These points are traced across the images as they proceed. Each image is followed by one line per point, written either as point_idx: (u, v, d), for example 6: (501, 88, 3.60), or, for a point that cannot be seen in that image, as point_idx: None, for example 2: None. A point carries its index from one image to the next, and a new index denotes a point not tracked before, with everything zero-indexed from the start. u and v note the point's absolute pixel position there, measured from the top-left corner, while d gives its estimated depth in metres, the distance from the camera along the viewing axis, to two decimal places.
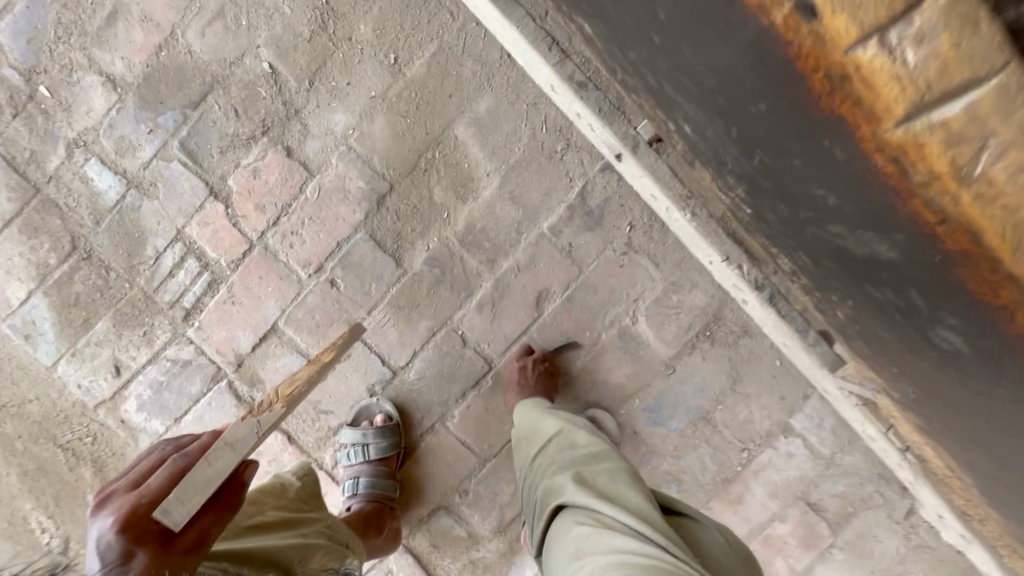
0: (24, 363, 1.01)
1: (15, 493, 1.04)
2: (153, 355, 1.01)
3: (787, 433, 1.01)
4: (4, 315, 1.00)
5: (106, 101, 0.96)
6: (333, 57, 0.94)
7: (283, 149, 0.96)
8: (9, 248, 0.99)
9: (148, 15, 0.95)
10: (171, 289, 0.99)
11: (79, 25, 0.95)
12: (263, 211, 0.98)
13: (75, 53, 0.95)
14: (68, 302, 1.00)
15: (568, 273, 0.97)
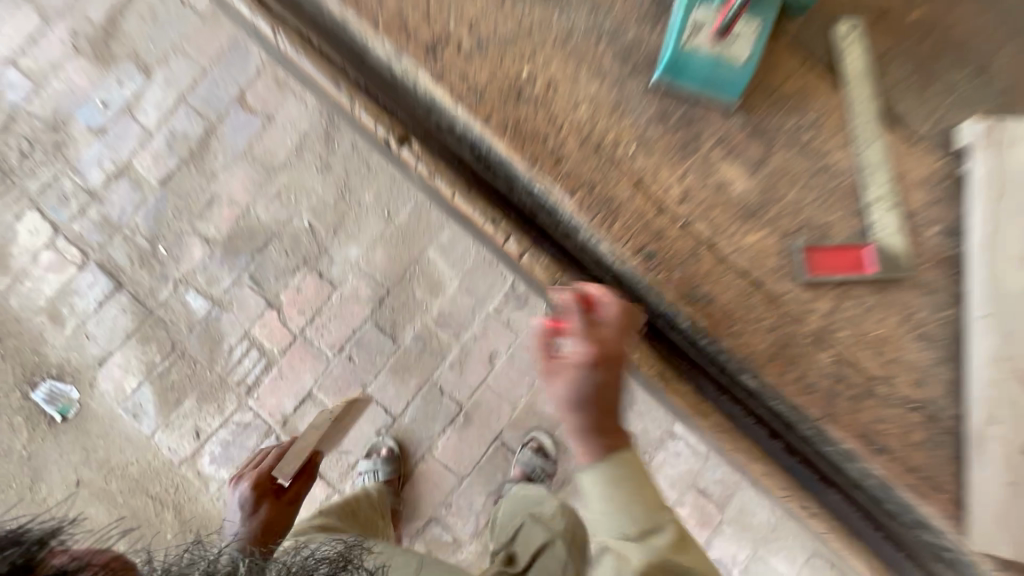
0: (130, 435, 1.43)
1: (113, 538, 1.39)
2: (223, 420, 1.43)
3: (673, 437, 1.43)
4: (120, 400, 1.44)
5: (202, 252, 1.49)
6: (348, 215, 1.50)
7: (317, 274, 1.48)
8: (128, 353, 1.46)
9: (232, 199, 1.51)
10: (239, 372, 1.45)
11: (188, 208, 1.51)
12: (303, 314, 1.47)
13: (184, 225, 1.50)
14: (166, 387, 1.44)
15: (509, 338, 1.46)
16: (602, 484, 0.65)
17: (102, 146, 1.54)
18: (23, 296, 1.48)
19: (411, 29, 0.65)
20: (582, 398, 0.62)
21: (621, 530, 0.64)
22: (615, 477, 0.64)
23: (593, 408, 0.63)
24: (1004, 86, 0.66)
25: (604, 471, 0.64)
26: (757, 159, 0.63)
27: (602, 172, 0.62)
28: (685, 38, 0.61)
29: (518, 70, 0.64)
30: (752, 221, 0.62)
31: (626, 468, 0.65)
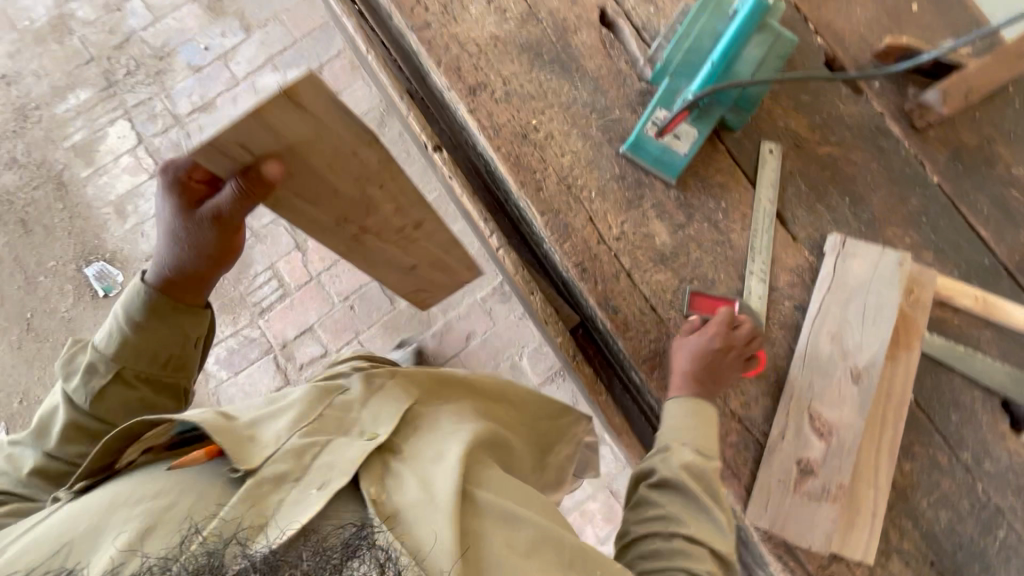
0: None
1: None
2: (234, 330, 1.69)
3: (602, 442, 1.66)
4: None
5: None
6: None
7: None
8: None
9: None
10: (257, 295, 1.71)
11: None
12: (323, 261, 1.73)
13: None
14: None
15: (487, 324, 1.70)
16: (683, 409, 0.79)
17: (194, 81, 1.80)
18: (97, 188, 1.75)
19: (461, 70, 0.90)
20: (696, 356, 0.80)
21: (682, 440, 0.77)
22: (691, 409, 0.78)
23: (699, 368, 0.79)
24: (870, 216, 0.91)
25: (689, 403, 0.79)
26: (678, 223, 0.88)
27: (567, 206, 0.88)
28: (645, 129, 0.86)
29: (528, 119, 0.89)
30: (662, 264, 0.87)
31: (699, 410, 0.78)
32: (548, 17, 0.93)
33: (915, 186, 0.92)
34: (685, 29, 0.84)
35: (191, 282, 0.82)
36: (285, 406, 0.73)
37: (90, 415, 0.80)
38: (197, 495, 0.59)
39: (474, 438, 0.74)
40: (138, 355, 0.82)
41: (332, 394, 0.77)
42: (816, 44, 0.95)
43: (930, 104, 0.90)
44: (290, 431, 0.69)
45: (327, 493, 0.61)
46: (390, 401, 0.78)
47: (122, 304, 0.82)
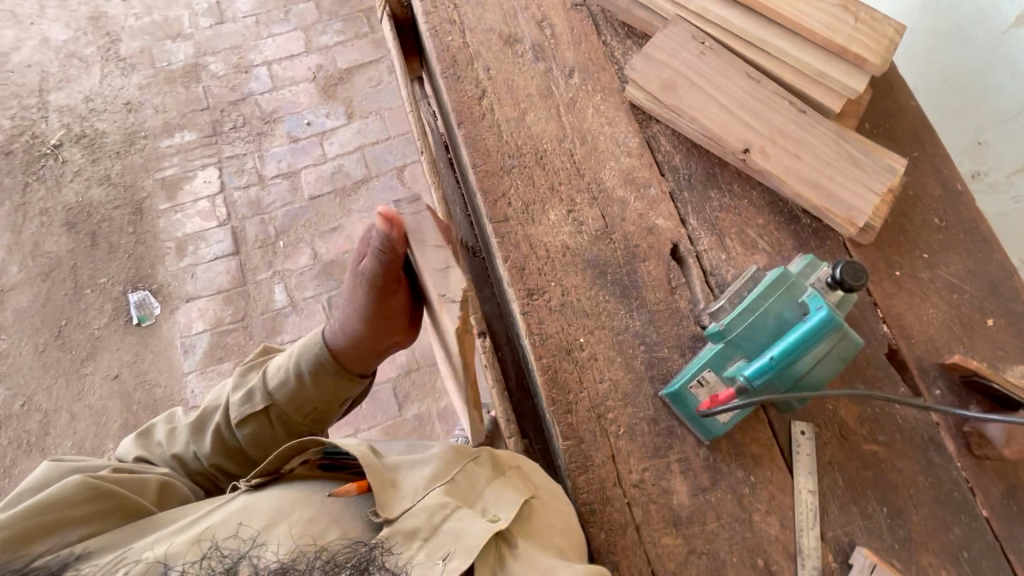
0: (173, 364, 1.71)
1: (109, 434, 1.64)
2: None
3: None
4: (182, 334, 1.74)
5: (306, 261, 1.82)
6: None
7: None
8: (210, 304, 1.77)
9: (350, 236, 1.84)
10: None
11: (317, 225, 1.86)
12: None
13: (307, 235, 1.84)
14: (219, 345, 1.73)
15: None
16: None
17: (287, 150, 1.94)
18: (169, 222, 1.85)
19: (524, 270, 0.92)
20: None
21: None
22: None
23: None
24: (907, 535, 0.85)
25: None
26: (701, 486, 0.84)
27: (592, 435, 0.85)
28: (689, 387, 0.84)
29: (575, 336, 0.90)
30: (675, 527, 0.82)
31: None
32: (621, 239, 0.95)
33: (961, 514, 0.86)
34: (752, 301, 0.82)
35: (350, 359, 1.00)
36: (430, 457, 0.84)
37: (235, 433, 0.96)
38: (341, 531, 0.75)
39: (590, 569, 0.70)
40: (291, 401, 0.98)
41: (469, 460, 0.84)
42: (880, 333, 0.94)
43: (991, 438, 0.86)
44: (426, 487, 0.79)
45: (448, 570, 0.69)
46: (513, 486, 0.81)
47: (298, 353, 0.99)
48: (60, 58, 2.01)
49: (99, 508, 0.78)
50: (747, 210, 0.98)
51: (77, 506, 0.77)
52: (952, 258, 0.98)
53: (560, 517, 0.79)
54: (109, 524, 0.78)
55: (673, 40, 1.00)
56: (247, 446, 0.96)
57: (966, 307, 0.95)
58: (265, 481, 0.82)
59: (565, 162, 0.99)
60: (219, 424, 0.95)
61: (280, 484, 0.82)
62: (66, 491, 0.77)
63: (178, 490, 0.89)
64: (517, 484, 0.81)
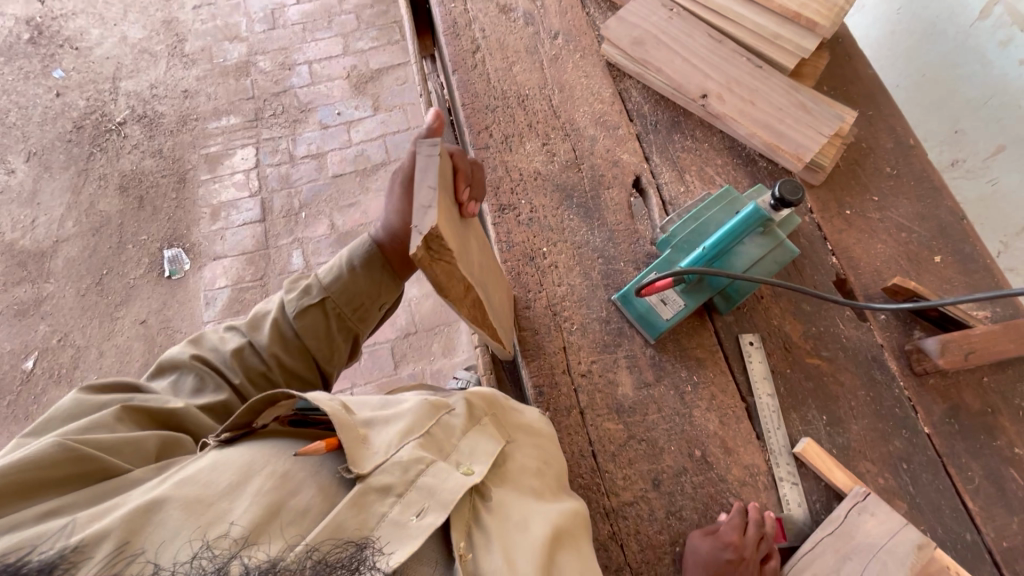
0: (195, 314, 1.87)
1: (130, 372, 1.78)
2: None
3: None
4: (206, 288, 1.91)
5: (324, 231, 1.99)
6: None
7: None
8: (234, 264, 1.95)
9: (365, 211, 2.02)
10: None
11: (337, 201, 2.04)
12: None
13: (327, 209, 2.02)
14: (238, 300, 1.89)
15: None
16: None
17: (318, 135, 2.15)
18: (207, 191, 2.06)
19: (499, 190, 1.04)
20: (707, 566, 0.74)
21: None
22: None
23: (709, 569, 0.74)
24: (846, 444, 0.87)
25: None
26: (645, 381, 0.90)
27: (547, 330, 0.93)
28: (635, 285, 0.92)
29: (539, 246, 0.99)
30: (617, 414, 0.88)
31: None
32: (589, 169, 1.06)
33: (903, 429, 0.89)
34: (697, 212, 0.92)
35: (397, 255, 1.01)
36: (402, 411, 0.76)
37: (290, 324, 0.95)
38: (317, 489, 0.66)
39: (560, 511, 0.73)
40: (344, 293, 0.98)
41: (443, 412, 0.78)
42: (829, 263, 1.00)
43: (928, 351, 0.89)
44: (400, 442, 0.71)
45: (426, 528, 0.63)
46: (489, 437, 0.77)
47: (348, 250, 1.00)
48: (135, 53, 2.33)
49: (74, 472, 0.64)
50: (707, 152, 1.08)
51: (48, 471, 0.63)
52: (901, 202, 1.04)
53: (531, 457, 0.79)
54: (69, 488, 0.64)
55: (645, 6, 1.14)
56: (304, 337, 0.95)
57: (914, 245, 1.01)
58: (232, 436, 0.72)
59: (543, 104, 1.12)
60: (278, 315, 0.94)
61: (252, 440, 0.72)
62: (41, 453, 0.63)
63: (183, 451, 0.76)
64: (490, 444, 0.77)
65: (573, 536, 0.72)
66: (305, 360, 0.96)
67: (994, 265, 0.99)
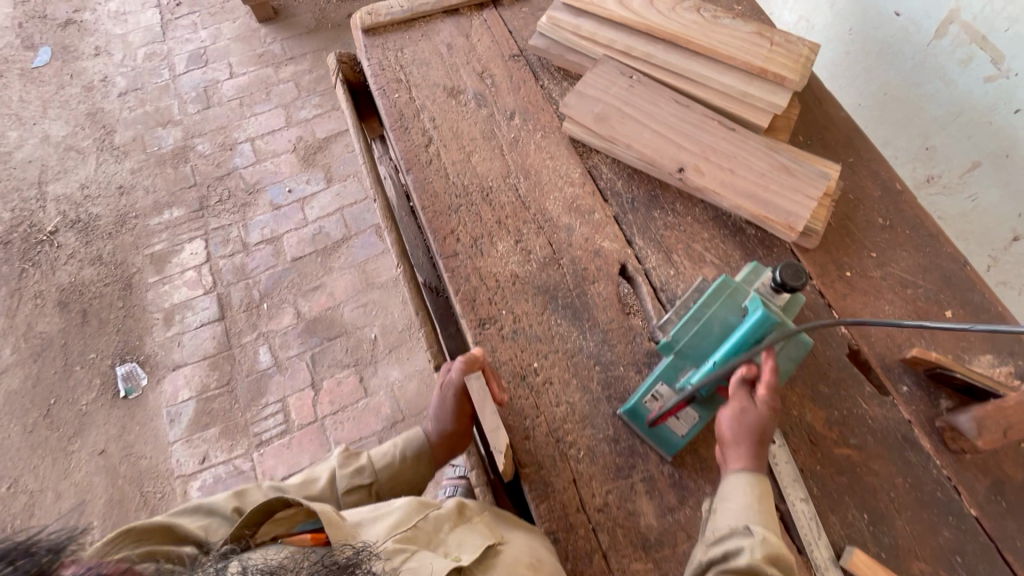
0: (159, 434, 1.71)
1: (94, 512, 1.61)
2: (227, 458, 1.67)
3: None
4: (169, 403, 1.75)
5: (290, 321, 1.86)
6: (406, 343, 1.81)
7: (359, 376, 1.77)
8: (196, 371, 1.80)
9: (332, 293, 1.90)
10: (260, 425, 1.72)
11: (300, 286, 1.91)
12: (331, 404, 1.74)
13: (290, 296, 1.90)
14: (205, 411, 1.74)
15: None
16: (738, 490, 0.75)
17: (271, 216, 2.03)
18: (157, 294, 1.91)
19: (476, 302, 0.94)
20: (748, 435, 0.76)
21: None
22: (748, 489, 0.75)
23: (748, 438, 0.76)
24: (895, 544, 0.80)
25: (743, 482, 0.76)
26: (668, 505, 0.81)
27: (552, 461, 0.84)
28: (644, 402, 0.84)
29: (529, 361, 0.90)
30: (643, 551, 0.78)
31: (753, 479, 0.76)
32: (570, 263, 0.98)
33: (949, 516, 0.81)
34: (695, 312, 0.84)
35: (448, 444, 0.96)
36: (390, 508, 0.83)
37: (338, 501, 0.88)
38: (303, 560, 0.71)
39: None
40: (392, 483, 0.92)
41: (430, 508, 0.84)
42: (838, 335, 0.93)
43: (962, 430, 0.83)
44: (386, 537, 0.77)
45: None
46: (477, 531, 0.82)
47: (401, 440, 0.95)
48: (60, 152, 2.16)
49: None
50: (691, 226, 1.01)
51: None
52: (899, 255, 0.99)
53: (523, 549, 0.78)
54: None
55: (603, 76, 1.07)
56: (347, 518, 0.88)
57: (922, 301, 0.95)
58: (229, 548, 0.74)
59: (510, 195, 1.03)
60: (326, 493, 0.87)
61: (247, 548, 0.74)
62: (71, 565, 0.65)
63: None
64: (476, 533, 0.82)
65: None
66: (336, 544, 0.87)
67: (1008, 314, 0.93)
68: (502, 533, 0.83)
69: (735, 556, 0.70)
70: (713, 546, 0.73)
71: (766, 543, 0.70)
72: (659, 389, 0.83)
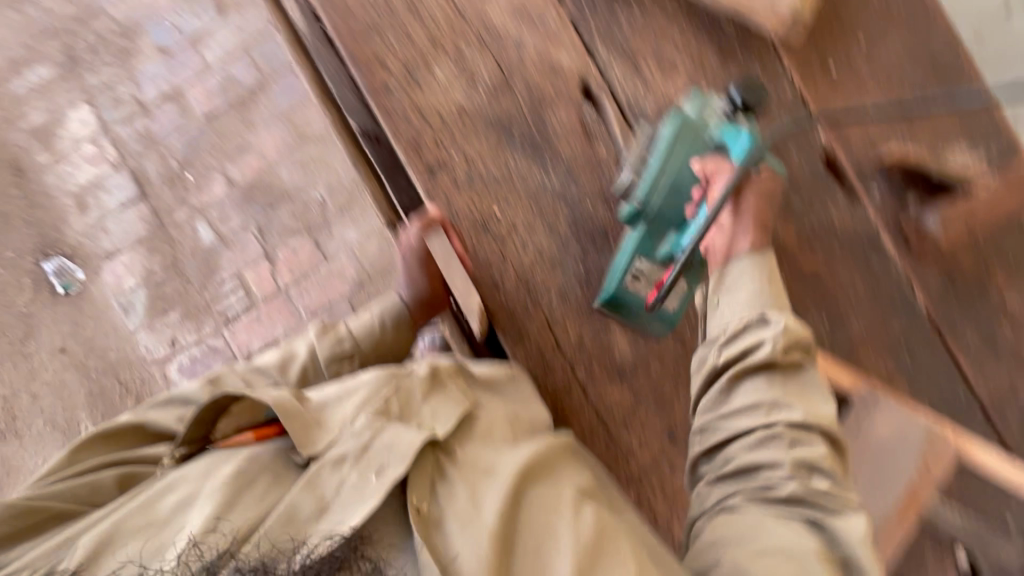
0: (117, 325, 1.64)
1: (79, 405, 1.61)
2: (198, 339, 1.63)
3: None
4: (116, 293, 1.65)
5: (223, 191, 1.67)
6: (357, 201, 1.67)
7: (314, 242, 1.67)
8: (134, 257, 1.66)
9: (262, 152, 1.68)
10: (223, 303, 1.65)
11: (222, 148, 1.68)
12: (292, 273, 1.66)
13: (215, 161, 1.68)
14: (159, 296, 1.65)
15: None
16: (746, 283, 0.73)
17: (163, 66, 1.69)
18: (58, 177, 1.67)
19: (420, 146, 0.82)
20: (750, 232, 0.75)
21: (755, 418, 0.66)
22: (756, 274, 0.74)
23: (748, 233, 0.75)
24: (848, 340, 0.85)
25: (750, 271, 0.74)
26: (642, 335, 0.82)
27: (524, 308, 0.81)
28: (626, 282, 0.79)
29: (490, 208, 0.82)
30: (618, 378, 0.82)
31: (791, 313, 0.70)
32: (523, 88, 0.83)
33: (900, 310, 0.86)
34: (659, 170, 0.75)
35: (427, 311, 0.90)
36: (356, 385, 0.73)
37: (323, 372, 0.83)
38: (272, 477, 0.65)
39: (538, 450, 0.69)
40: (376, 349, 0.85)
41: (402, 376, 0.75)
42: (817, 141, 0.87)
43: (929, 230, 0.84)
44: (355, 414, 0.69)
45: (384, 483, 0.62)
46: (451, 399, 0.74)
47: (381, 308, 0.88)
48: None
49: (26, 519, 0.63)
50: (661, 26, 0.85)
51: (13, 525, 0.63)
52: (890, 40, 0.87)
53: (501, 409, 0.76)
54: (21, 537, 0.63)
55: None
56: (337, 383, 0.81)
57: (907, 93, 0.87)
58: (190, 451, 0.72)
59: (442, 6, 0.84)
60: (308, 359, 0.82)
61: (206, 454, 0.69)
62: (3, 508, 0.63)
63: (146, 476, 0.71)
64: (445, 406, 0.73)
65: (553, 463, 0.70)
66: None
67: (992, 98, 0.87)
68: (476, 395, 0.77)
69: (754, 348, 0.68)
70: (725, 349, 0.70)
71: (786, 326, 0.68)
72: (639, 266, 0.78)
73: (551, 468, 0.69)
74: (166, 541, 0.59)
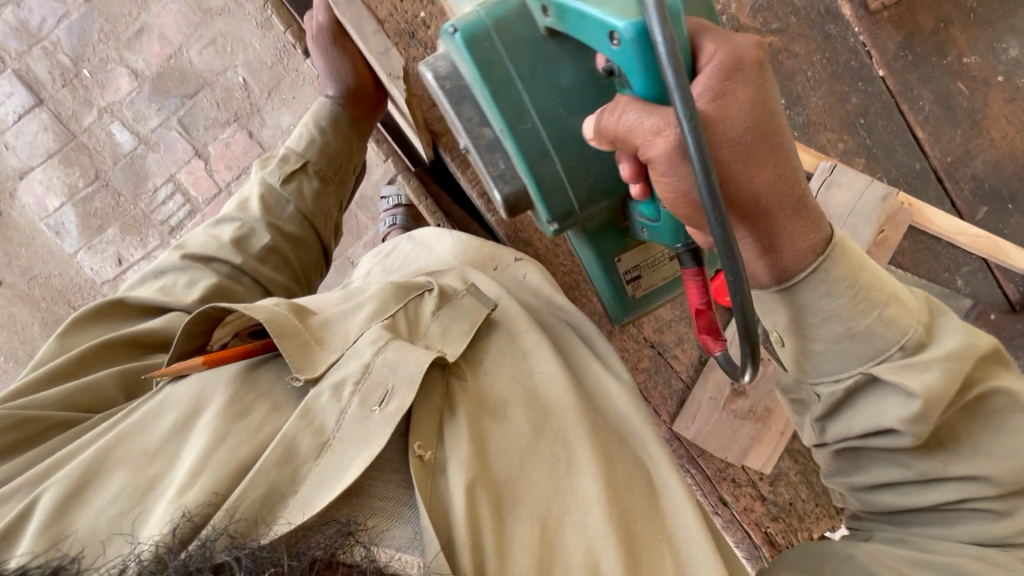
0: (53, 249, 1.53)
1: (37, 337, 1.51)
2: (145, 253, 1.52)
3: None
4: (43, 216, 1.52)
5: (129, 85, 1.50)
6: (284, 79, 1.51)
7: (247, 132, 1.53)
8: (50, 172, 1.51)
9: (164, 34, 1.50)
10: (162, 212, 1.53)
11: (116, 34, 1.50)
12: (230, 169, 1.53)
13: (111, 52, 1.50)
14: (90, 213, 1.52)
15: None
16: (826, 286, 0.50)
17: None
18: None
19: None
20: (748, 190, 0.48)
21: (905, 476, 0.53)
22: (839, 274, 0.50)
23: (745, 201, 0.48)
24: None
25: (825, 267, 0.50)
26: None
27: None
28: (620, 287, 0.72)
29: (415, 14, 0.76)
30: None
31: (956, 361, 0.49)
32: None
33: (859, 82, 0.93)
34: (532, 165, 0.57)
35: (362, 104, 0.93)
36: (362, 298, 0.64)
37: (284, 197, 0.84)
38: (271, 405, 0.55)
39: (557, 366, 0.63)
40: (324, 155, 0.87)
41: (410, 292, 0.66)
42: None
43: None
44: (363, 327, 0.60)
45: (390, 416, 0.51)
46: (464, 313, 0.65)
47: (313, 116, 0.89)
48: None
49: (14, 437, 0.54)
50: None
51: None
52: None
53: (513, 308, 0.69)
54: (23, 447, 0.54)
55: None
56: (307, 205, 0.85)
57: None
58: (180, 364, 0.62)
59: None
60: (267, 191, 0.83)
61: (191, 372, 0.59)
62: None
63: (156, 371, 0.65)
64: (456, 319, 0.64)
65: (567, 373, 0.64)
66: (294, 262, 0.84)
67: None
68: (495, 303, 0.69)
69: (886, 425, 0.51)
70: (839, 409, 0.54)
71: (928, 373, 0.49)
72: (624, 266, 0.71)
73: (578, 399, 0.60)
74: (159, 482, 0.49)
